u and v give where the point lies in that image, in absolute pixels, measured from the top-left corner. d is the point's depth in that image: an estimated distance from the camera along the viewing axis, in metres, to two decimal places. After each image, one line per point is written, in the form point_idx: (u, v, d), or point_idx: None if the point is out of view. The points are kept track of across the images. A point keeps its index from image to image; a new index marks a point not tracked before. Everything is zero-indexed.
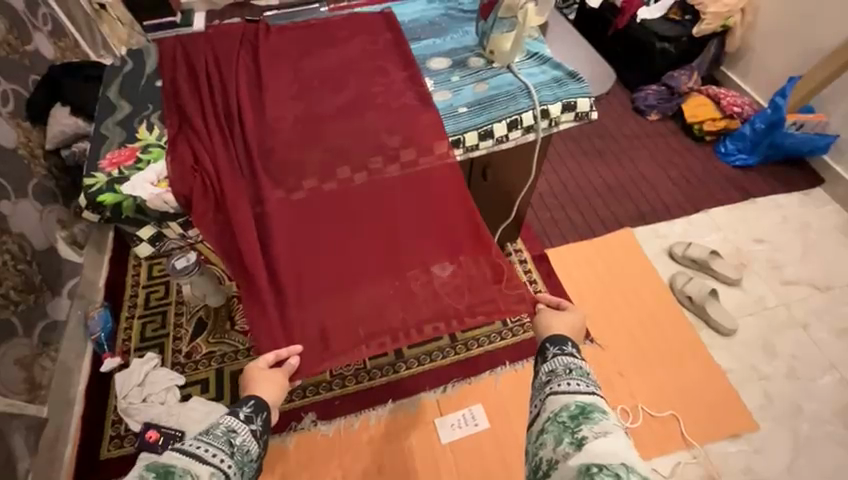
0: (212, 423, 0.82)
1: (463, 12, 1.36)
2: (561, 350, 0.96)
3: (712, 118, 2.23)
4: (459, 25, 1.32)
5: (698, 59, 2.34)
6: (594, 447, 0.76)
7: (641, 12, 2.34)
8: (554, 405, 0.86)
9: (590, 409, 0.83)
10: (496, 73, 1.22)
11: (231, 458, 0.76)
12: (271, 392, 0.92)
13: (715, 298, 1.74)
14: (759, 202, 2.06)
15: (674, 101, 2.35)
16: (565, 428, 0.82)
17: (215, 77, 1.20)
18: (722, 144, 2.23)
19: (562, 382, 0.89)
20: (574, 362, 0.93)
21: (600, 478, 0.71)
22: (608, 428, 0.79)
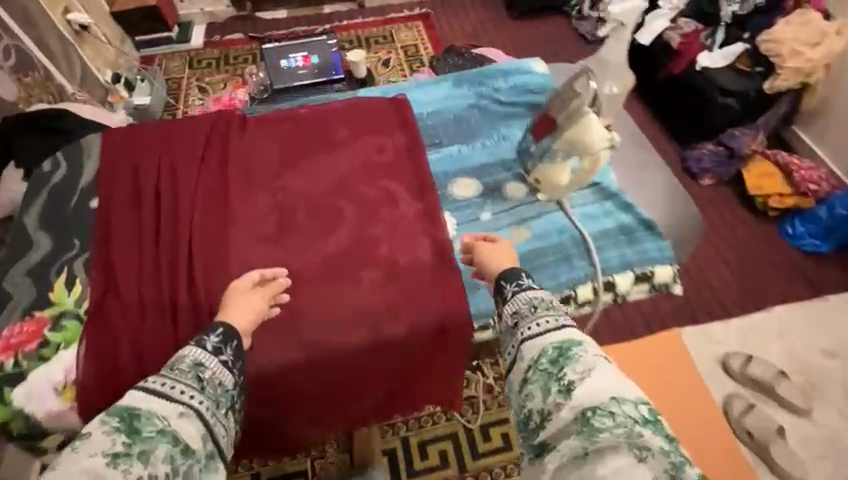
0: (178, 355, 0.85)
1: (500, 105, 1.41)
2: (518, 289, 0.96)
3: (779, 192, 1.89)
4: (494, 128, 1.37)
5: (765, 116, 1.99)
6: (583, 391, 0.77)
7: (702, 58, 2.02)
8: (532, 352, 0.86)
9: (566, 347, 0.84)
10: (543, 214, 1.21)
11: (202, 393, 0.82)
12: (240, 320, 0.96)
13: (781, 437, 1.46)
14: (833, 302, 1.73)
15: (735, 165, 2.00)
16: (549, 376, 0.82)
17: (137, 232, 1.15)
18: (788, 224, 1.89)
19: (531, 325, 0.89)
20: (536, 296, 0.93)
21: (597, 421, 0.73)
22: (591, 363, 0.80)
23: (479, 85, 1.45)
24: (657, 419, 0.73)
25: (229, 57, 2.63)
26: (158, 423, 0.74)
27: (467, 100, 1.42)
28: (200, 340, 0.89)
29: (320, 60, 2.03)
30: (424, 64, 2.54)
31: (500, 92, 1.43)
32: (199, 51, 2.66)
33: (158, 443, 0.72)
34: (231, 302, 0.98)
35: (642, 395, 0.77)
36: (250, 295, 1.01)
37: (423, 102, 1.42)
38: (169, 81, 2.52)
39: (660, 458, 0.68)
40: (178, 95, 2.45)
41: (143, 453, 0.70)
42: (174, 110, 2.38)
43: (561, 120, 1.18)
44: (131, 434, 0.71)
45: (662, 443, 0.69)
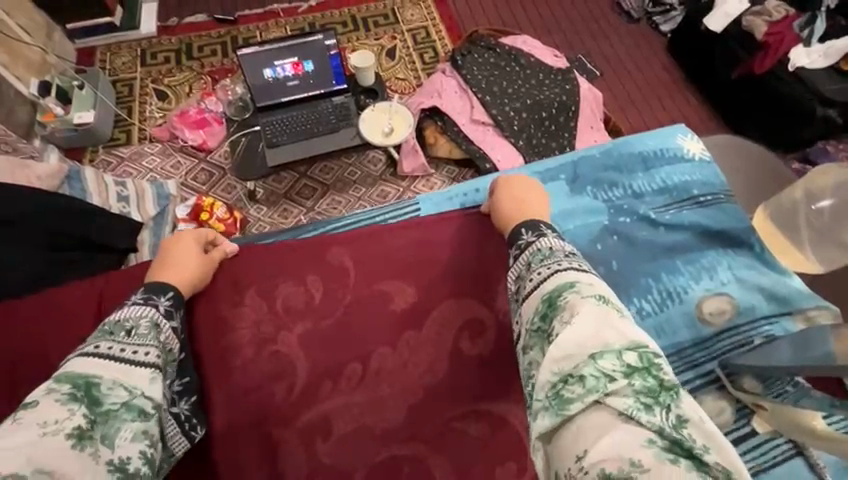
0: (123, 314, 0.73)
1: (644, 226, 1.06)
2: (517, 252, 0.79)
3: None
4: (648, 277, 0.99)
5: None
6: (564, 342, 0.63)
7: (796, 54, 1.62)
8: (526, 312, 0.71)
9: (555, 297, 0.68)
10: (782, 463, 0.85)
11: (159, 351, 0.72)
12: (170, 274, 0.82)
13: None
14: None
15: None
16: (542, 337, 0.67)
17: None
18: None
19: (527, 282, 0.74)
20: (537, 248, 0.77)
21: (567, 391, 0.59)
22: (578, 311, 0.65)
23: (611, 189, 1.10)
24: (642, 368, 0.59)
25: (192, 49, 2.08)
26: (122, 392, 0.65)
27: (599, 224, 1.05)
28: (141, 301, 0.76)
29: (316, 67, 1.55)
30: (440, 54, 2.06)
31: (645, 200, 1.09)
32: (153, 40, 2.10)
33: (122, 423, 0.62)
34: (174, 258, 0.84)
35: (631, 340, 0.61)
36: (190, 242, 0.86)
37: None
38: (117, 83, 1.98)
39: (639, 421, 0.55)
40: (130, 105, 1.92)
41: (107, 436, 0.60)
42: (128, 126, 1.87)
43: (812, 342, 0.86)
44: (91, 406, 0.61)
45: (649, 410, 0.55)
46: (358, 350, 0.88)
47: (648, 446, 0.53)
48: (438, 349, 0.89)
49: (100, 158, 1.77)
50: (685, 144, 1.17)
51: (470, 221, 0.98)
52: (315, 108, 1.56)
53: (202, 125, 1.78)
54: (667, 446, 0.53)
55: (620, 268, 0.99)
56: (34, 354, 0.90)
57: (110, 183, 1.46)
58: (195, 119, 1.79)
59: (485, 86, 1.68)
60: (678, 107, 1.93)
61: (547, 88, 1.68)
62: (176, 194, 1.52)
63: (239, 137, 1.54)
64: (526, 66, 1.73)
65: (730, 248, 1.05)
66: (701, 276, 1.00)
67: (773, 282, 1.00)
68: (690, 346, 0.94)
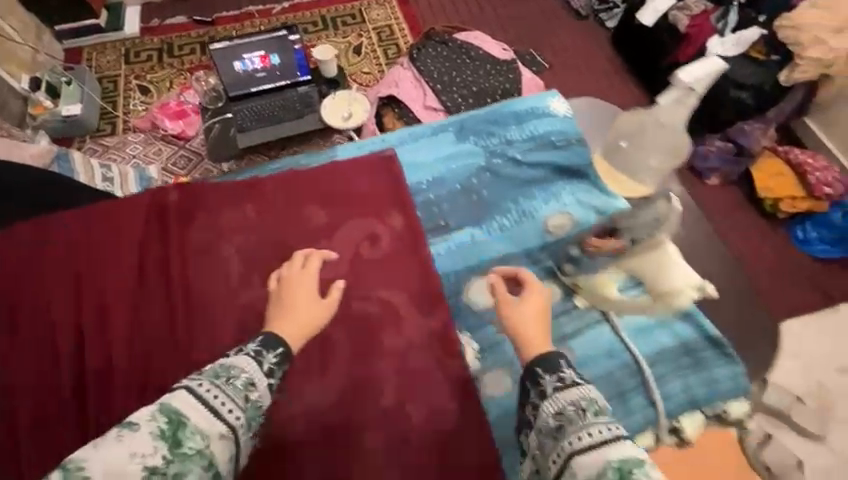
0: (232, 364, 0.75)
1: (508, 162, 1.26)
2: (562, 385, 0.73)
3: (793, 195, 1.76)
4: (506, 201, 1.21)
5: (776, 108, 1.83)
6: None
7: (712, 44, 1.82)
8: (588, 472, 0.62)
9: (626, 469, 0.59)
10: (590, 328, 1.09)
11: (245, 412, 0.70)
12: (291, 331, 0.84)
13: (800, 470, 1.37)
14: (843, 311, 1.66)
15: (743, 163, 1.85)
16: None
17: (71, 343, 0.98)
18: (799, 228, 1.78)
19: (581, 434, 0.65)
20: (580, 397, 0.71)
21: None
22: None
23: (489, 138, 1.29)
24: None
25: (172, 48, 2.24)
26: (198, 442, 0.63)
27: (476, 164, 1.26)
28: (252, 352, 0.79)
29: (282, 60, 1.73)
30: (402, 50, 2.23)
31: (516, 146, 1.28)
32: (137, 41, 2.26)
33: (194, 468, 0.61)
34: (292, 304, 0.88)
35: None
36: (304, 288, 0.90)
37: (421, 165, 1.26)
38: (102, 80, 2.14)
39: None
40: (115, 100, 2.08)
41: (177, 478, 0.59)
42: (113, 118, 2.03)
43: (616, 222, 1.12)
44: (172, 447, 0.60)
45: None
46: (303, 284, 1.04)
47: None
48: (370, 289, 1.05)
49: (87, 147, 1.93)
50: (553, 104, 1.35)
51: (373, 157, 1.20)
52: (281, 96, 1.73)
53: (181, 116, 1.94)
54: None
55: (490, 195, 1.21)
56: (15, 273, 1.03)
57: (96, 165, 1.61)
58: (174, 110, 1.95)
59: (435, 76, 1.86)
60: (618, 94, 2.11)
61: (492, 77, 1.87)
62: (156, 177, 1.69)
63: (214, 123, 1.71)
64: (475, 58, 1.92)
65: (576, 178, 1.25)
66: (550, 199, 1.22)
67: (602, 201, 1.21)
68: (537, 248, 1.16)
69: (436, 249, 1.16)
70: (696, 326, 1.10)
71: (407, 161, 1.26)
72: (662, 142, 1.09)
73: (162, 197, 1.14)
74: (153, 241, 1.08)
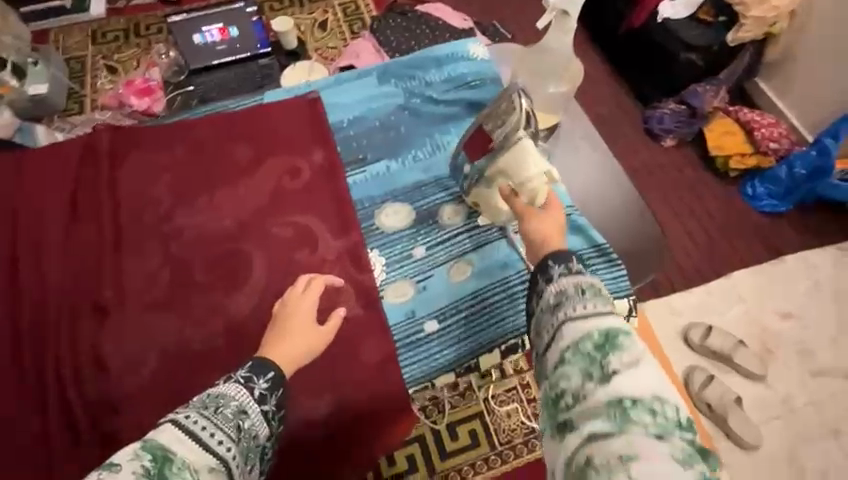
0: (223, 393, 0.83)
1: (423, 98, 1.28)
2: (567, 271, 0.82)
3: (740, 153, 1.83)
4: (419, 134, 1.24)
5: (727, 70, 1.88)
6: (620, 381, 0.70)
7: (663, 8, 1.87)
8: (572, 335, 0.76)
9: (612, 333, 0.75)
10: (490, 243, 1.13)
11: (236, 444, 0.79)
12: (284, 357, 0.90)
13: (739, 405, 1.46)
14: (790, 262, 1.72)
15: (697, 124, 1.90)
16: (591, 362, 0.73)
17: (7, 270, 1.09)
18: (749, 185, 1.83)
19: (575, 306, 0.78)
20: (583, 280, 0.81)
21: (634, 414, 0.67)
22: (639, 355, 0.73)
23: (409, 80, 1.31)
24: (684, 424, 0.67)
25: (139, 28, 2.26)
26: (186, 475, 0.72)
27: (395, 103, 1.28)
28: (243, 379, 0.86)
29: (240, 33, 1.77)
30: (367, 25, 2.26)
31: (434, 86, 1.29)
32: (103, 21, 2.27)
33: None
34: (290, 331, 0.92)
35: (667, 397, 0.69)
36: (303, 319, 0.94)
37: (342, 105, 1.29)
38: (70, 61, 2.16)
39: (673, 436, 0.65)
40: (83, 79, 2.11)
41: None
42: (81, 98, 2.06)
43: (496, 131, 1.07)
44: None
45: (681, 433, 0.66)
46: (249, 235, 1.10)
47: (679, 465, 0.62)
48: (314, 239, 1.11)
49: (55, 125, 1.95)
50: (474, 49, 1.35)
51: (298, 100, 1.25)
52: (242, 68, 1.77)
53: (147, 93, 1.97)
54: (685, 459, 0.63)
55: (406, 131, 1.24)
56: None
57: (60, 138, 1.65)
58: (140, 87, 1.98)
59: (395, 46, 1.91)
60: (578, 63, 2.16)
61: None
62: None
63: (175, 95, 1.74)
64: (436, 28, 1.95)
65: None
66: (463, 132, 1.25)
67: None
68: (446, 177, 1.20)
69: (351, 179, 1.20)
70: (589, 239, 1.18)
71: (329, 101, 1.29)
72: (557, 69, 1.34)
73: (94, 138, 1.22)
74: (83, 180, 1.17)
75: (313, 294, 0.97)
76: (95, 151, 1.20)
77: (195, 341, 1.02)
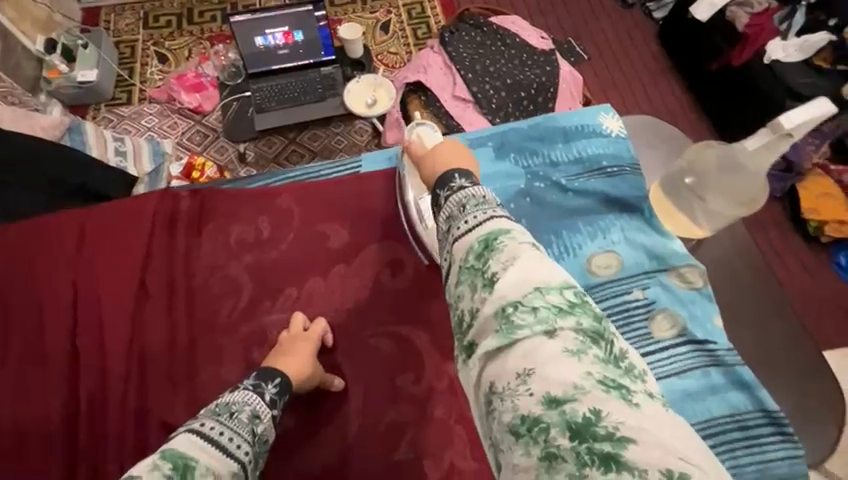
0: (236, 400, 0.78)
1: (546, 184, 1.15)
2: (451, 191, 0.67)
3: (839, 219, 1.65)
4: (545, 233, 1.09)
5: (834, 122, 1.69)
6: (508, 282, 0.55)
7: (773, 47, 1.67)
8: (457, 249, 0.61)
9: (494, 237, 0.59)
10: None
11: (251, 447, 0.74)
12: (289, 371, 0.88)
13: None
14: None
15: (791, 180, 1.72)
16: (474, 273, 0.58)
17: (63, 357, 0.97)
18: (843, 254, 1.66)
19: (461, 222, 0.62)
20: (467, 190, 0.65)
21: (518, 318, 0.53)
22: (517, 250, 0.57)
23: (531, 157, 1.18)
24: (580, 304, 0.55)
25: (193, 14, 2.13)
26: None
27: (515, 186, 1.14)
28: (252, 385, 0.83)
29: (305, 38, 1.61)
30: (433, 31, 2.08)
31: (560, 168, 1.17)
32: (156, 3, 2.15)
33: None
34: (291, 350, 0.91)
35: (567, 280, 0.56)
36: (310, 345, 0.93)
37: None
38: (120, 45, 2.06)
39: (564, 328, 0.52)
40: (132, 67, 2.00)
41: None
42: (129, 86, 1.96)
43: None
44: None
45: (569, 318, 0.53)
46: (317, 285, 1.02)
47: (573, 358, 0.50)
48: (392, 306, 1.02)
49: (101, 115, 1.87)
50: (606, 121, 1.23)
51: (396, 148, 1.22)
52: (304, 76, 1.64)
53: (199, 89, 1.86)
54: (580, 352, 0.50)
55: (527, 224, 1.10)
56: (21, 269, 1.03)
57: (109, 138, 1.56)
58: (192, 82, 1.87)
59: (467, 65, 1.72)
60: (660, 94, 1.97)
61: (527, 68, 1.74)
62: (170, 153, 1.63)
63: (231, 101, 1.65)
64: (510, 46, 1.78)
65: (625, 211, 1.12)
66: (596, 234, 1.09)
67: (660, 243, 1.08)
68: None
69: None
70: (757, 398, 0.97)
71: None
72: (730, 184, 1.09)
73: (170, 204, 1.10)
74: (149, 256, 1.05)
75: (316, 333, 0.96)
76: (172, 216, 1.09)
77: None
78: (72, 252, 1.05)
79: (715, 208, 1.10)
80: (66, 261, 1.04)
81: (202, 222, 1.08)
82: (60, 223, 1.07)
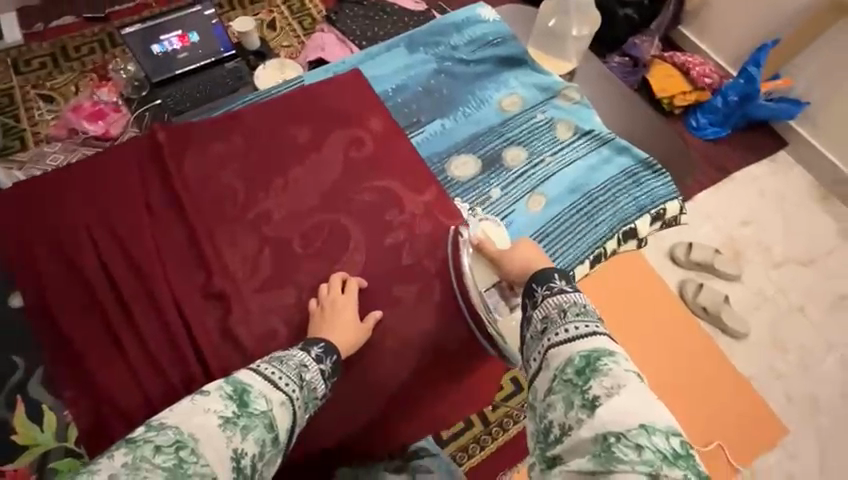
0: (288, 353, 0.96)
1: (453, 58, 1.52)
2: (550, 293, 0.95)
3: (682, 91, 2.07)
4: (463, 93, 1.48)
5: (656, 21, 2.12)
6: (608, 410, 0.76)
7: None
8: (557, 360, 0.85)
9: (595, 357, 0.83)
10: (551, 174, 1.40)
11: (300, 390, 0.91)
12: (337, 337, 1.06)
13: (727, 304, 1.70)
14: (737, 178, 1.98)
15: (640, 73, 2.10)
16: (573, 388, 0.81)
17: (102, 278, 1.11)
18: (693, 118, 2.08)
19: (557, 332, 0.88)
20: (567, 300, 0.93)
21: (619, 451, 0.72)
22: (621, 380, 0.79)
23: (436, 46, 1.53)
24: (684, 455, 0.72)
25: (68, 50, 2.06)
26: (263, 402, 0.84)
27: (430, 67, 1.49)
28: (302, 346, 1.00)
29: (201, 37, 1.72)
30: (317, 19, 2.23)
31: (460, 49, 1.53)
32: (22, 47, 2.05)
33: (254, 428, 0.80)
34: (330, 318, 1.09)
35: (672, 428, 0.75)
36: (349, 319, 1.09)
37: (382, 78, 1.48)
38: None
39: (668, 477, 0.69)
40: (16, 113, 1.91)
41: (246, 428, 0.79)
42: (20, 133, 1.87)
43: (459, 142, 1.42)
44: (240, 406, 0.81)
45: (673, 467, 0.70)
46: None
47: None
48: (361, 221, 1.24)
49: None
50: (483, 13, 1.60)
51: (320, 100, 1.36)
52: (210, 74, 1.71)
53: (100, 116, 1.83)
54: None
55: (448, 91, 1.46)
56: (33, 221, 1.14)
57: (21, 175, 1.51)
58: (91, 111, 1.84)
59: (360, 35, 1.91)
60: None
61: (412, 28, 1.96)
62: None
63: (144, 112, 1.66)
64: (392, 13, 1.99)
65: (517, 67, 1.54)
66: (500, 87, 1.50)
67: (544, 80, 1.52)
68: (497, 124, 1.44)
69: (415, 140, 1.40)
70: (633, 156, 1.44)
71: (370, 75, 1.48)
72: (579, 15, 1.66)
73: (152, 142, 1.25)
74: (148, 185, 1.21)
75: (352, 296, 1.13)
76: (157, 152, 1.24)
77: (277, 334, 1.11)
78: (77, 200, 1.18)
79: (579, 33, 1.66)
80: (76, 203, 1.17)
81: (185, 152, 1.26)
82: (56, 179, 1.19)
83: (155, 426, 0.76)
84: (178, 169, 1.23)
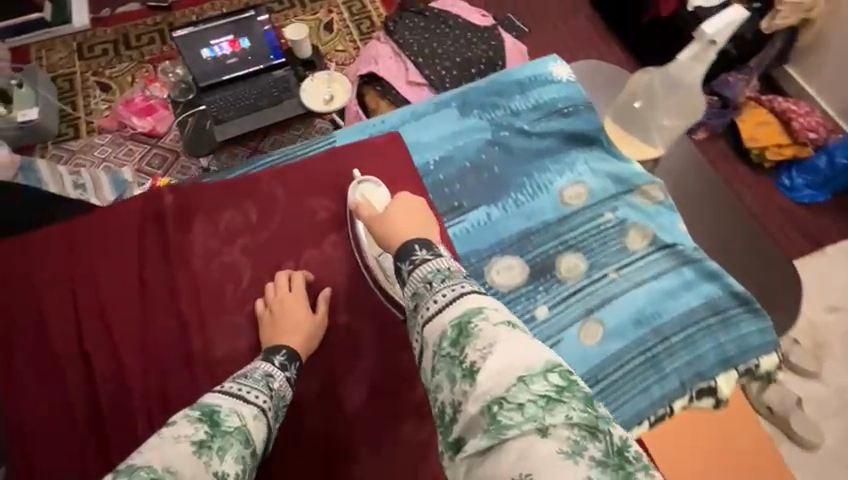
0: (249, 368, 0.89)
1: (512, 130, 1.35)
2: (414, 266, 0.80)
3: (777, 144, 1.79)
4: (518, 178, 1.29)
5: (757, 58, 1.84)
6: (486, 373, 0.63)
7: None
8: (432, 337, 0.70)
9: (465, 322, 0.69)
10: (613, 295, 1.19)
11: (268, 397, 0.85)
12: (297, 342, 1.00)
13: (799, 406, 1.45)
14: (831, 252, 1.70)
15: (729, 115, 1.84)
16: (452, 362, 0.66)
17: (84, 361, 1.04)
18: (786, 176, 1.80)
19: (430, 302, 0.73)
20: (432, 269, 0.78)
21: (504, 417, 0.59)
22: (493, 337, 0.65)
23: (494, 111, 1.37)
24: (566, 387, 0.61)
25: (129, 38, 2.07)
26: (236, 418, 0.76)
27: (484, 138, 1.33)
28: (264, 356, 0.93)
29: (252, 43, 1.65)
30: (377, 24, 2.11)
31: (522, 116, 1.36)
32: (88, 33, 2.08)
33: (233, 443, 0.72)
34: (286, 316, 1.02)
35: (548, 360, 0.63)
36: (299, 315, 1.03)
37: (424, 144, 1.32)
38: (56, 79, 1.98)
39: (556, 425, 0.57)
40: (74, 100, 1.94)
41: (222, 449, 0.70)
42: (74, 120, 1.90)
43: (505, 241, 1.23)
44: (213, 425, 0.73)
45: (556, 411, 0.58)
46: None
47: (570, 461, 0.55)
48: None
49: (50, 153, 1.81)
50: (554, 70, 1.42)
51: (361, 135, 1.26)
52: (257, 83, 1.64)
53: (149, 112, 1.83)
54: (573, 452, 0.55)
55: (500, 170, 1.29)
56: (21, 288, 1.09)
57: (64, 173, 1.54)
58: (142, 107, 1.83)
59: (415, 49, 1.75)
60: (601, 55, 2.07)
61: (474, 46, 1.79)
62: (131, 179, 1.65)
63: (187, 117, 1.64)
64: (454, 27, 1.83)
65: (584, 147, 1.35)
66: (563, 171, 1.31)
67: (615, 167, 1.32)
68: (554, 221, 1.25)
69: (452, 231, 1.23)
70: (723, 286, 1.21)
71: (411, 140, 1.32)
72: (676, 102, 1.45)
73: (156, 205, 1.16)
74: (157, 255, 1.12)
75: (300, 288, 1.07)
76: (159, 218, 1.15)
77: None
78: (70, 266, 1.10)
79: (669, 124, 1.45)
80: (66, 272, 1.10)
81: (191, 221, 1.15)
82: (51, 241, 1.12)
83: (123, 471, 0.62)
84: (180, 241, 1.14)
